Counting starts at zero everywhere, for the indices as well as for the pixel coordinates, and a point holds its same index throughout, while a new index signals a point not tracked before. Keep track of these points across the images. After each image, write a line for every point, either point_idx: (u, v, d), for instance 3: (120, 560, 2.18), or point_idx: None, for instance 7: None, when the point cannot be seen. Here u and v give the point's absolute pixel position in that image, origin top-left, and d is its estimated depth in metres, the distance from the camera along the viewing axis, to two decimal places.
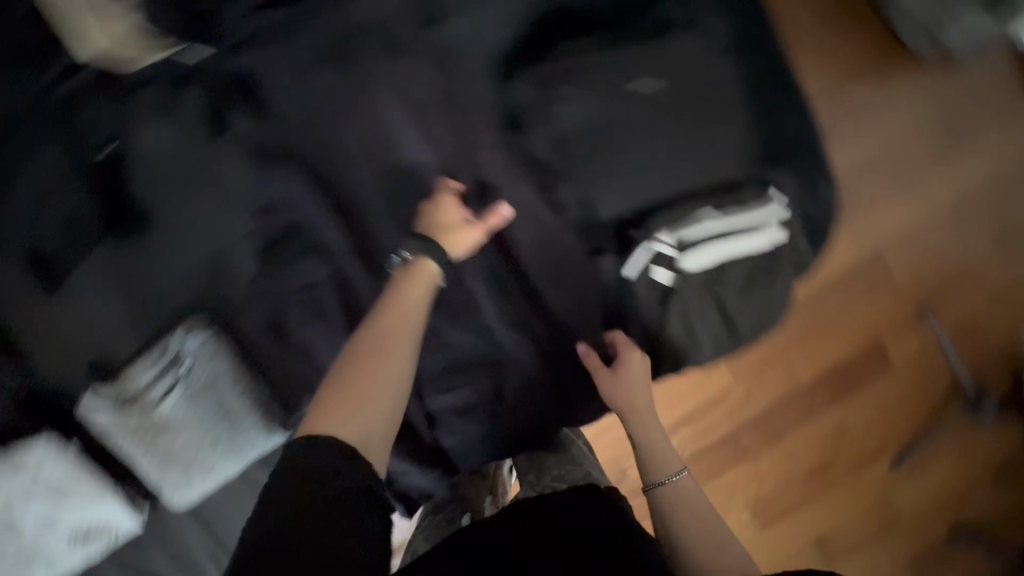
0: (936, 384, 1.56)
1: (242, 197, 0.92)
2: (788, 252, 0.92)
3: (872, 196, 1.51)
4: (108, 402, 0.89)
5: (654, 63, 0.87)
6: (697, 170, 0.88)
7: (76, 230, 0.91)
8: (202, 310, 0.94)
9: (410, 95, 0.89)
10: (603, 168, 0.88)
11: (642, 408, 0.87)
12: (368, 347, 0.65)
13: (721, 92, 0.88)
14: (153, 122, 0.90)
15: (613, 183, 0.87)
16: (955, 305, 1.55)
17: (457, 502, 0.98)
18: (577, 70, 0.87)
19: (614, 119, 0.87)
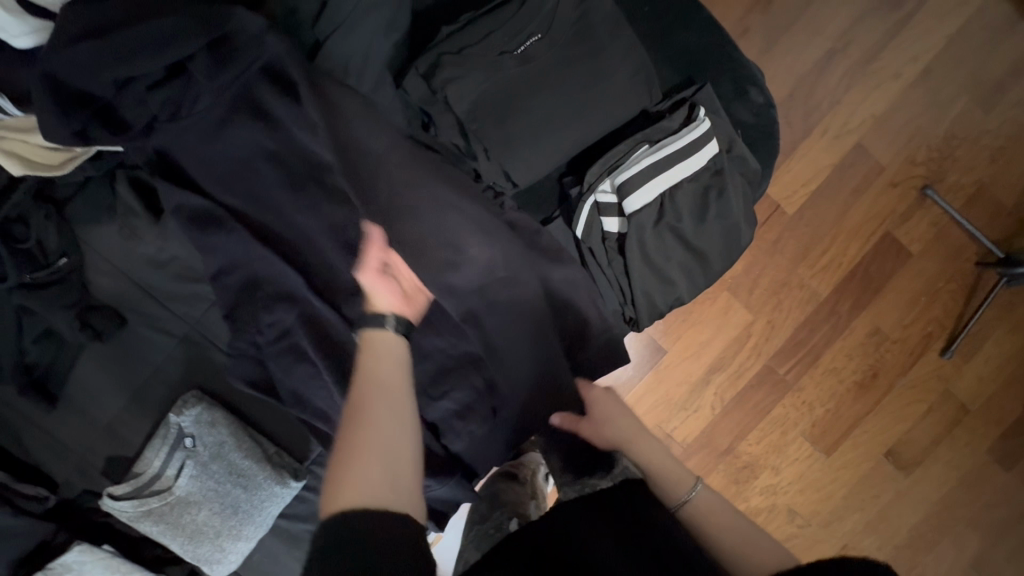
0: (958, 261, 1.49)
1: (201, 269, 0.95)
2: (733, 165, 0.90)
3: (829, 93, 1.46)
4: (125, 495, 0.90)
5: (537, 12, 0.82)
6: (615, 111, 0.86)
7: (57, 345, 0.95)
8: (195, 385, 0.97)
9: (315, 121, 0.87)
10: (525, 136, 0.83)
11: (632, 432, 0.85)
12: (361, 423, 0.66)
13: (620, 28, 0.86)
14: (100, 222, 0.93)
15: (540, 146, 0.84)
16: (952, 176, 1.48)
17: (502, 508, 0.95)
18: (467, 45, 0.81)
19: (522, 82, 0.82)
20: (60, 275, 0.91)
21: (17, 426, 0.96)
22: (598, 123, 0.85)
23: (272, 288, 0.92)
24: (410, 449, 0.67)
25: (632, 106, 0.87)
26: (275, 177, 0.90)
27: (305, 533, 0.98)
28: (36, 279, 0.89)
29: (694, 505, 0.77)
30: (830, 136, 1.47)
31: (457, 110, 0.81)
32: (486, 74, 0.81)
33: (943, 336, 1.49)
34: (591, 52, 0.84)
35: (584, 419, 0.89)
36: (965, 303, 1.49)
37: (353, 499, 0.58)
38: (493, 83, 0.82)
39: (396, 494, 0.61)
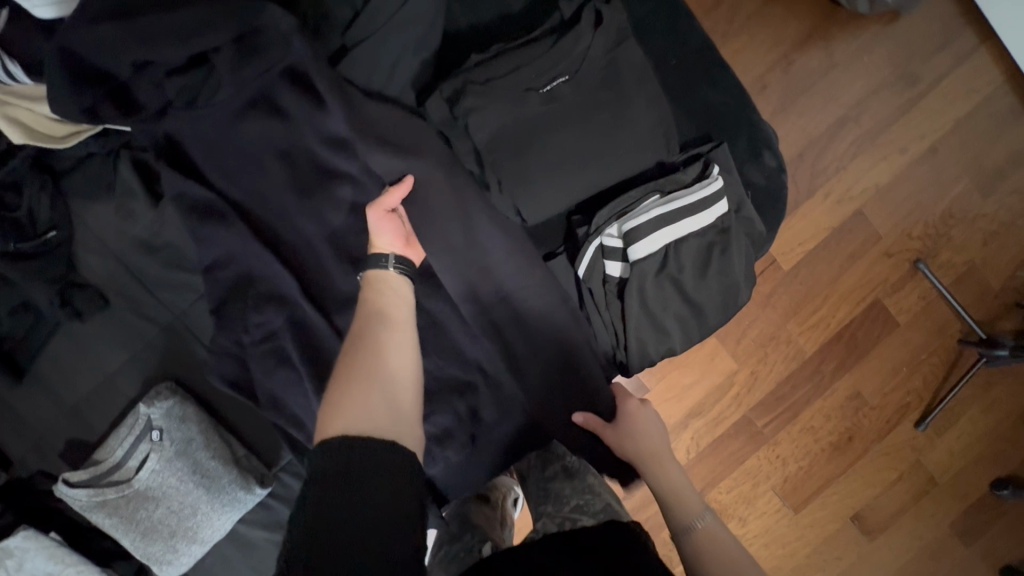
0: (943, 337, 1.51)
1: (192, 259, 0.92)
2: (740, 224, 0.90)
3: (837, 158, 1.49)
4: (82, 482, 0.88)
5: (566, 54, 0.83)
6: (631, 160, 0.86)
7: (30, 318, 0.91)
8: (171, 375, 0.94)
9: (331, 127, 0.86)
10: (539, 172, 0.83)
11: (652, 451, 0.84)
12: (364, 353, 0.65)
13: (645, 79, 0.86)
14: (97, 199, 0.91)
15: (552, 185, 0.83)
16: (945, 254, 1.51)
17: (473, 530, 0.91)
18: (492, 77, 0.81)
19: (543, 120, 0.83)
20: (44, 248, 0.89)
21: None
22: (614, 169, 0.85)
23: (264, 287, 0.91)
24: (414, 383, 0.65)
25: (648, 157, 0.87)
26: (283, 175, 0.89)
27: (263, 542, 0.95)
28: (14, 250, 0.87)
29: (698, 531, 0.76)
30: (833, 199, 1.49)
31: (479, 137, 0.82)
32: (507, 108, 0.81)
33: (919, 408, 1.51)
34: (615, 98, 0.84)
35: (608, 424, 0.87)
36: (944, 380, 1.51)
37: (348, 420, 0.57)
38: (513, 117, 0.82)
39: (400, 425, 0.59)
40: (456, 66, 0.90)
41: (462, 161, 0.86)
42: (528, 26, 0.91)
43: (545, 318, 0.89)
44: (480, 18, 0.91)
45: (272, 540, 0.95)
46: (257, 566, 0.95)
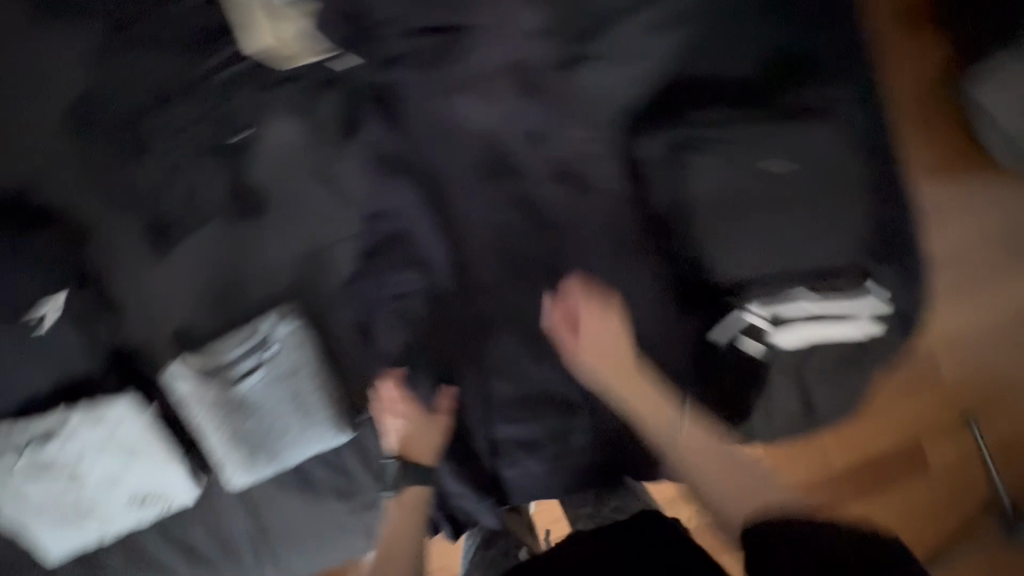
0: None
1: (356, 200, 0.94)
2: (879, 343, 0.91)
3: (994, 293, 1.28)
4: (191, 372, 0.91)
5: (788, 140, 0.83)
6: (811, 254, 0.85)
7: (194, 204, 0.95)
8: (295, 300, 0.96)
9: (536, 128, 0.89)
10: (721, 237, 0.84)
11: (596, 320, 0.79)
12: (386, 556, 0.81)
13: (853, 182, 0.85)
14: (290, 115, 0.93)
15: (727, 253, 0.85)
16: None
17: (509, 535, 0.96)
18: (710, 138, 0.84)
19: (740, 191, 0.84)
20: (237, 148, 0.94)
21: (119, 260, 0.95)
22: (803, 262, 0.85)
23: (413, 250, 0.94)
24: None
25: (835, 258, 0.85)
26: (472, 154, 0.91)
27: (327, 481, 1.00)
28: (218, 143, 0.93)
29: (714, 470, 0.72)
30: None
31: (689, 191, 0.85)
32: (714, 170, 0.84)
33: None
34: (822, 195, 0.84)
35: (570, 329, 0.81)
36: None
37: None
38: (716, 180, 0.84)
39: None
40: (673, 103, 0.88)
41: (654, 206, 0.88)
42: (766, 89, 0.86)
43: (667, 355, 0.87)
44: (714, 64, 0.88)
45: (336, 482, 1.00)
46: (313, 500, 1.00)
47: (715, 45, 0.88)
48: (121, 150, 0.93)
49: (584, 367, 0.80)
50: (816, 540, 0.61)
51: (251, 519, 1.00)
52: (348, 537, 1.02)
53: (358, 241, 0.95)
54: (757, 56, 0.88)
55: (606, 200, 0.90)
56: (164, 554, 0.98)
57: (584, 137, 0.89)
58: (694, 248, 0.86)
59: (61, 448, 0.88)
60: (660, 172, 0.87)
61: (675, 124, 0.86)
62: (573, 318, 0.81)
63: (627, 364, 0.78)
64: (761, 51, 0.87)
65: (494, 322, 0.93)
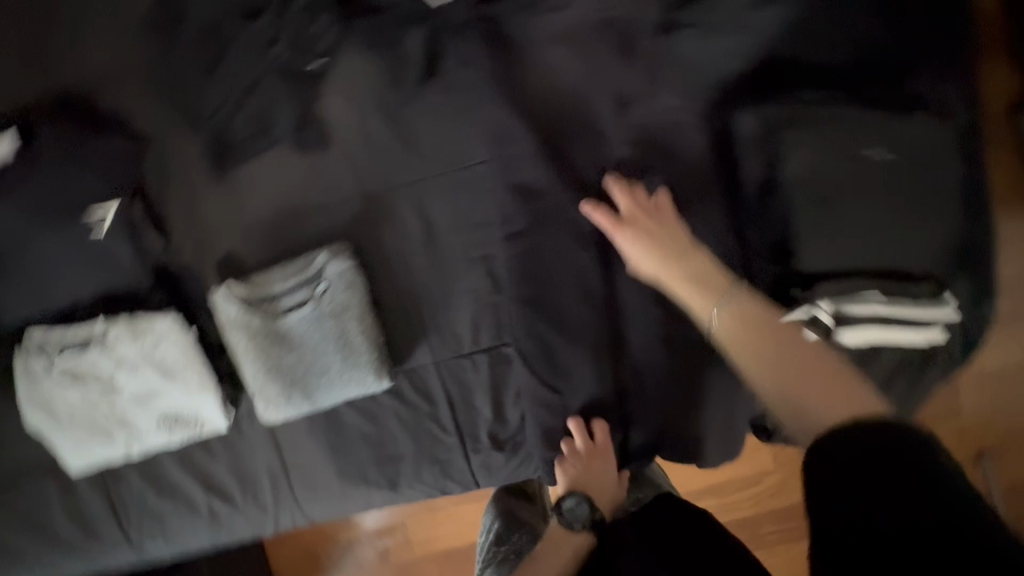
0: None
1: (426, 146, 0.92)
2: (939, 356, 0.88)
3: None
4: (238, 299, 0.89)
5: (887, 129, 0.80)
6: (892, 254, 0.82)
7: (259, 129, 0.91)
8: (349, 239, 0.94)
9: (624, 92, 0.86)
10: (805, 222, 0.81)
11: (749, 309, 0.70)
12: None
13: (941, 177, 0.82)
14: (369, 49, 0.90)
15: (807, 236, 0.82)
16: None
17: (522, 530, 1.05)
18: (810, 118, 0.81)
19: (831, 177, 0.81)
20: (310, 73, 0.90)
21: (175, 178, 0.92)
22: (887, 257, 0.82)
23: (475, 210, 0.93)
24: None
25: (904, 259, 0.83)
26: (554, 114, 0.87)
27: (355, 429, 0.98)
28: (293, 68, 0.89)
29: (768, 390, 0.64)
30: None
31: (783, 172, 0.81)
32: (809, 153, 0.80)
33: None
34: (916, 194, 0.81)
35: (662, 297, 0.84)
36: None
37: None
38: (808, 164, 0.81)
39: None
40: (778, 84, 0.83)
41: (744, 184, 0.85)
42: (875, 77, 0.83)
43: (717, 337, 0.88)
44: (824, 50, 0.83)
45: (364, 430, 0.97)
46: (337, 446, 0.98)
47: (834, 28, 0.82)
48: (190, 62, 0.89)
49: (767, 362, 0.65)
50: (867, 475, 0.49)
51: (275, 458, 0.98)
52: (364, 493, 0.99)
53: (424, 190, 0.94)
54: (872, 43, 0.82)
55: (689, 169, 0.85)
56: (186, 481, 0.98)
57: (668, 111, 0.86)
58: (779, 232, 0.83)
59: (97, 359, 0.86)
60: (758, 151, 0.82)
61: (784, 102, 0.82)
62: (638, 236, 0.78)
63: (801, 369, 0.63)
64: (878, 40, 0.82)
65: (538, 278, 0.88)
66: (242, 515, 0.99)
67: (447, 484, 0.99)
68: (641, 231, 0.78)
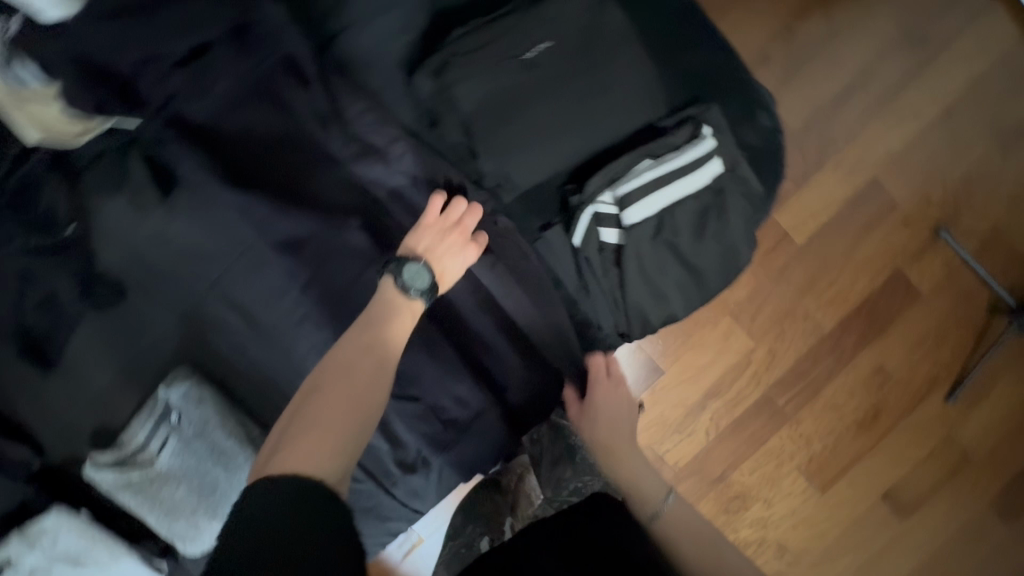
0: (966, 301, 1.58)
1: (201, 247, 0.96)
2: (733, 182, 0.88)
3: (857, 129, 1.57)
4: (110, 464, 0.92)
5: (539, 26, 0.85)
6: (604, 127, 0.87)
7: (55, 310, 0.96)
8: (187, 360, 0.98)
9: (337, 118, 0.90)
10: (512, 139, 0.86)
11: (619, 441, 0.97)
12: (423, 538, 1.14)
13: (604, 39, 0.87)
14: (106, 194, 0.93)
15: (519, 157, 0.86)
16: (959, 223, 1.58)
17: (476, 523, 1.06)
18: (467, 53, 0.86)
19: (513, 88, 0.85)
20: (68, 243, 0.94)
21: (11, 390, 0.97)
22: (603, 131, 0.87)
23: (273, 279, 0.95)
24: None
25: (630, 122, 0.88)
26: (276, 164, 0.91)
27: None
28: (51, 243, 0.93)
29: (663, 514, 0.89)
30: (833, 185, 1.57)
31: (467, 103, 0.85)
32: (472, 86, 0.84)
33: (946, 382, 1.57)
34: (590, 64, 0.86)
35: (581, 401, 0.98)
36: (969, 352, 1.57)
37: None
38: (475, 92, 0.84)
39: None
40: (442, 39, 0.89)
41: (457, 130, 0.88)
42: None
43: (526, 277, 0.96)
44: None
45: None
46: None
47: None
48: None
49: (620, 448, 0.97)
50: None
51: None
52: None
53: (225, 286, 0.97)
54: None
55: (407, 152, 0.91)
56: None
57: (360, 110, 0.90)
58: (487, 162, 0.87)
59: None
60: (440, 107, 0.88)
61: (436, 51, 0.88)
62: (449, 270, 0.84)
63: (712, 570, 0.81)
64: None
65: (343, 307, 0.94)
66: None
67: (394, 525, 1.00)
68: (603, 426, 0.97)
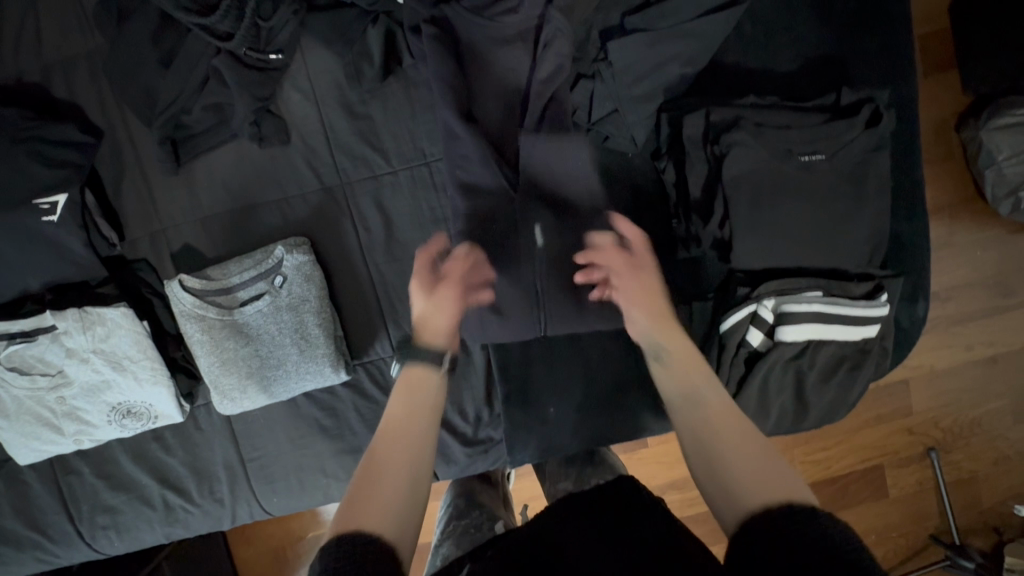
0: (929, 517, 1.41)
1: (383, 140, 0.94)
2: (876, 353, 0.92)
3: (937, 327, 1.37)
4: (197, 290, 0.89)
5: (835, 135, 0.78)
6: (832, 258, 0.81)
7: (218, 120, 0.92)
8: (306, 232, 0.95)
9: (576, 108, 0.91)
10: (755, 224, 0.78)
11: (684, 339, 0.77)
12: None
13: (875, 175, 0.80)
14: (329, 46, 0.91)
15: (751, 242, 0.79)
16: (959, 453, 1.41)
17: (482, 510, 0.94)
18: (755, 122, 0.79)
19: (777, 175, 0.78)
20: (267, 68, 0.89)
21: (133, 168, 0.93)
22: (824, 259, 0.81)
23: (430, 206, 0.96)
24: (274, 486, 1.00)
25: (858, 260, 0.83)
26: (509, 118, 0.90)
27: (313, 420, 0.98)
28: (251, 60, 0.88)
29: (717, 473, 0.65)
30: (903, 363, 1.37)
31: (725, 171, 0.78)
32: (747, 153, 0.77)
33: None
34: (858, 200, 0.79)
35: (628, 258, 0.83)
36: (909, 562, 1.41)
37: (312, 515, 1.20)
38: (745, 163, 0.78)
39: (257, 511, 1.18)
40: (712, 89, 0.90)
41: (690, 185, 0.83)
42: (810, 87, 0.88)
43: None
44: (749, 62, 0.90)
45: (322, 422, 0.98)
46: (295, 437, 0.98)
47: (756, 44, 0.90)
48: (143, 53, 0.87)
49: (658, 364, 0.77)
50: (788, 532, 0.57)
51: (232, 452, 0.98)
52: (324, 488, 0.99)
53: (382, 186, 0.95)
54: (787, 50, 0.89)
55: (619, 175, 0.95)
56: (141, 474, 0.98)
57: (603, 110, 0.90)
58: (721, 230, 0.81)
59: (47, 350, 0.85)
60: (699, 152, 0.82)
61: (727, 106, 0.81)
62: (436, 327, 0.76)
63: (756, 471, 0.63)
64: (795, 53, 0.89)
65: None
66: (200, 511, 0.99)
67: None
68: (636, 287, 0.81)
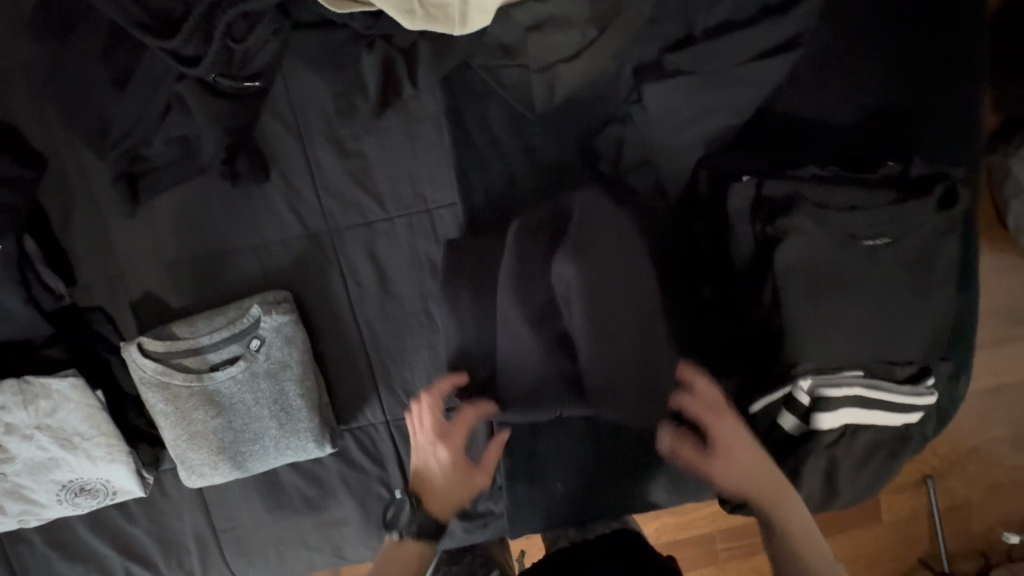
0: None
1: (377, 181, 0.82)
2: (915, 435, 0.84)
3: None
4: (158, 354, 0.77)
5: (905, 216, 0.68)
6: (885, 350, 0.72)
7: (183, 153, 0.78)
8: (289, 283, 0.83)
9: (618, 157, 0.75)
10: (811, 319, 0.69)
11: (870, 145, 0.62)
12: None
13: (937, 260, 0.71)
14: (318, 73, 0.78)
15: (805, 335, 0.69)
16: None
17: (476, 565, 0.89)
18: (816, 198, 0.69)
19: (839, 263, 0.69)
20: (244, 97, 0.76)
21: (82, 205, 0.80)
22: (876, 352, 0.72)
23: (430, 258, 0.84)
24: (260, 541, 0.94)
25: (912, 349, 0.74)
26: None
27: (295, 487, 0.88)
28: (222, 87, 0.74)
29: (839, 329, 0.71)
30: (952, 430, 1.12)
31: (780, 255, 0.68)
32: (808, 235, 0.68)
33: None
34: (920, 290, 0.71)
35: None
36: None
37: None
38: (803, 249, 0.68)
39: None
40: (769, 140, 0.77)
41: (733, 260, 0.73)
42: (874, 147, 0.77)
43: None
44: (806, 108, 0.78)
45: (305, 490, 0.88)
46: (276, 506, 0.89)
47: (814, 87, 0.77)
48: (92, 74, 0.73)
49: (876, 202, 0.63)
50: None
51: (203, 522, 0.88)
52: (307, 559, 0.91)
53: (376, 233, 0.83)
54: (852, 100, 0.77)
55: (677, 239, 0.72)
56: (99, 544, 0.87)
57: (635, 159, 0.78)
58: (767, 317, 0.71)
59: None
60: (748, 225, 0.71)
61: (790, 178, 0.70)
62: None
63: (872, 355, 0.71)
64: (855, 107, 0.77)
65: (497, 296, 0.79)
66: None
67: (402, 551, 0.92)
68: None
